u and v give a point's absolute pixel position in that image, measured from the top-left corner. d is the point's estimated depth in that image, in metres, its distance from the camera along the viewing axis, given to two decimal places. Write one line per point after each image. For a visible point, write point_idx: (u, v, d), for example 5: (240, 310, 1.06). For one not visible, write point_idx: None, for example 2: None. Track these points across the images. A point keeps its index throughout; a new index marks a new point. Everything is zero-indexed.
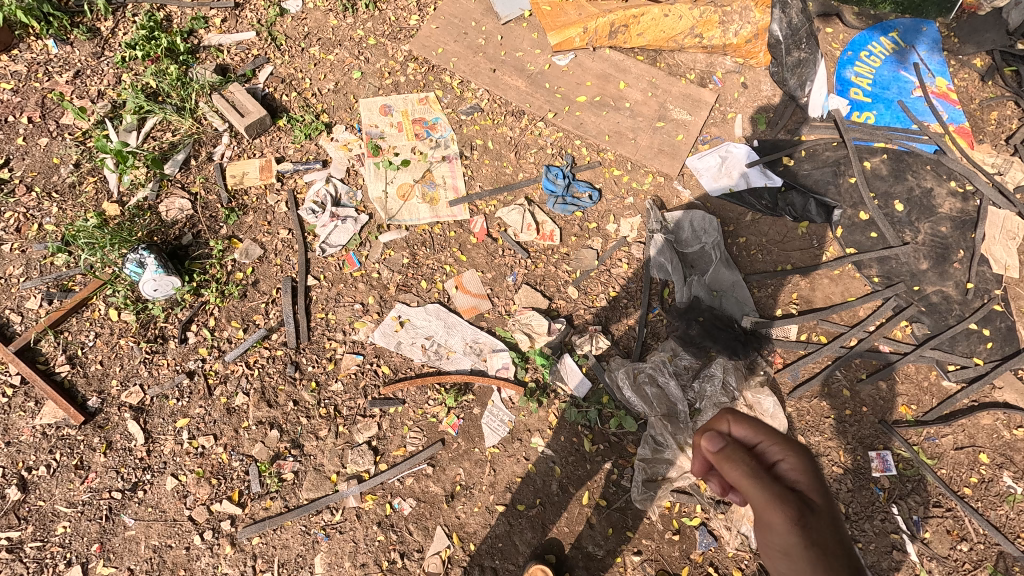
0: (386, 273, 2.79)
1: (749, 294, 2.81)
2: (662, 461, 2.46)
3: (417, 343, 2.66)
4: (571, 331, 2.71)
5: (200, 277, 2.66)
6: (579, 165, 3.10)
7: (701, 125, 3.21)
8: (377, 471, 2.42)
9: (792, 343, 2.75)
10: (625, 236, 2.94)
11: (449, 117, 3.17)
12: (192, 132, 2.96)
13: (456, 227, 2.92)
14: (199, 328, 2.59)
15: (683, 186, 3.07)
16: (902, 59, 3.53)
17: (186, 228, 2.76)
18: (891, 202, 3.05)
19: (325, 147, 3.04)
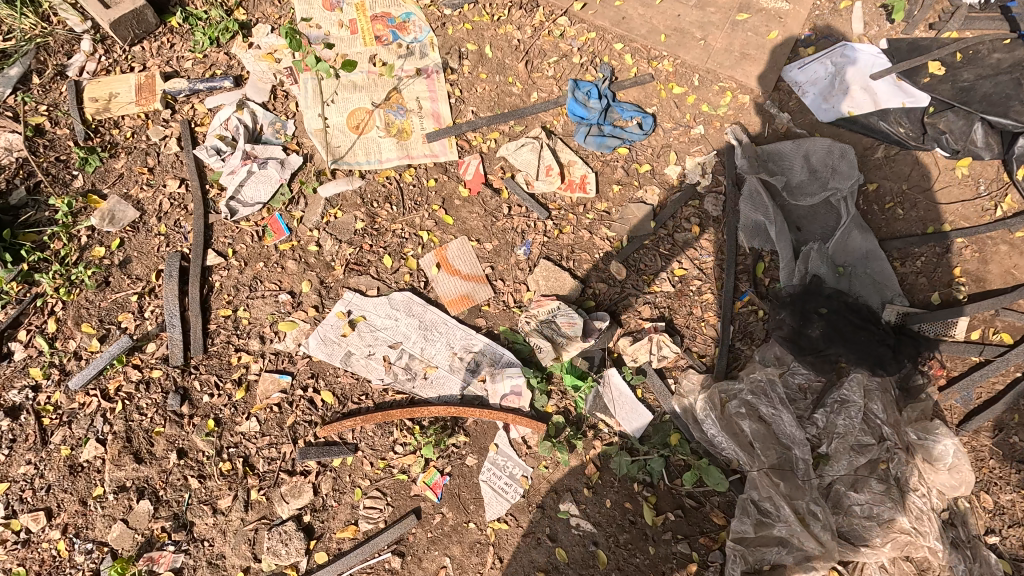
0: (330, 246, 1.81)
1: (892, 271, 1.78)
2: (773, 543, 1.52)
3: (376, 355, 1.71)
4: (618, 331, 1.75)
5: (35, 256, 1.70)
6: (620, 81, 2.07)
7: (808, 15, 2.12)
8: (313, 566, 1.52)
9: (961, 347, 1.76)
10: (694, 184, 1.94)
11: (426, 10, 2.10)
12: (31, 33, 1.93)
13: (438, 173, 1.92)
14: (33, 336, 1.65)
15: (777, 109, 2.04)
16: None
17: (17, 179, 1.78)
18: None
19: (241, 57, 2.01)
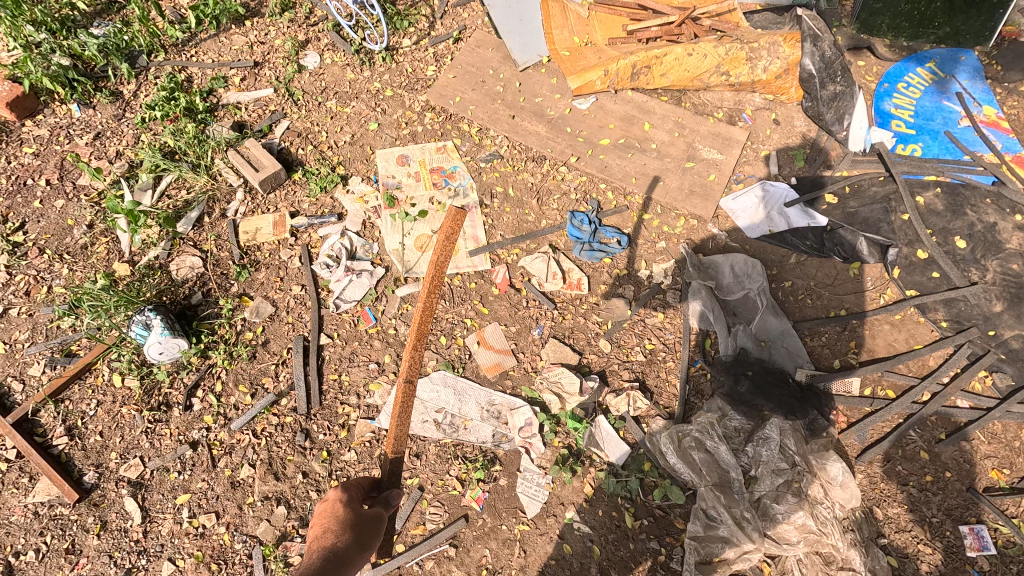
0: (404, 330, 2.60)
1: (800, 343, 2.53)
2: (717, 540, 2.13)
3: (428, 419, 2.40)
4: (606, 389, 2.47)
5: (208, 338, 2.51)
6: (605, 210, 2.93)
7: (734, 164, 3.05)
8: (394, 553, 2.17)
9: (856, 400, 2.45)
10: (659, 282, 2.72)
11: (468, 165, 3.05)
12: (206, 189, 2.89)
13: (476, 277, 2.74)
14: (205, 393, 2.42)
15: (718, 229, 2.88)
16: (943, 90, 3.36)
17: (196, 287, 2.65)
18: (952, 239, 2.78)
19: (340, 199, 2.93)
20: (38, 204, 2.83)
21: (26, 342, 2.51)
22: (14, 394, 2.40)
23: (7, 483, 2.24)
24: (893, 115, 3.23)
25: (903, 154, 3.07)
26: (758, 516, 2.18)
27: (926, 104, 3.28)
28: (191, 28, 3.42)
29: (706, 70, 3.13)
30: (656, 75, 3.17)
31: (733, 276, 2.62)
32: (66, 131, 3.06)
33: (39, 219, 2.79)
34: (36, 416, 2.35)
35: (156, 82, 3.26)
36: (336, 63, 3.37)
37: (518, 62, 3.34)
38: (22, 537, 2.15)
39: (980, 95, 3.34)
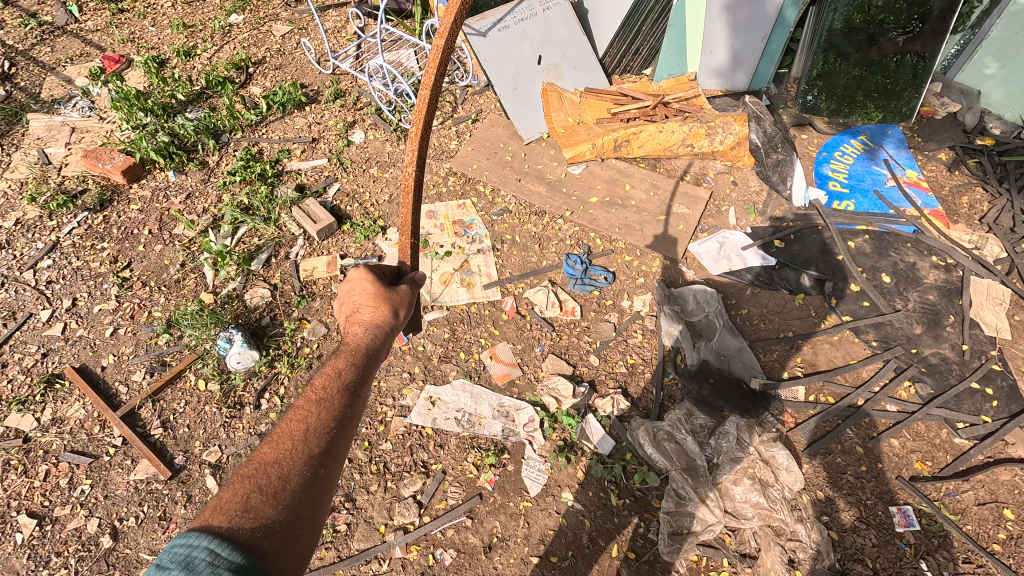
0: (430, 346, 3.21)
1: (754, 357, 3.13)
2: (686, 514, 2.59)
3: (450, 417, 2.95)
4: (594, 394, 3.04)
5: (275, 351, 3.14)
6: (594, 253, 3.60)
7: (699, 217, 3.76)
8: (422, 523, 2.66)
9: (801, 403, 2.99)
10: (639, 310, 3.35)
11: (483, 218, 3.77)
12: (275, 236, 3.61)
13: (489, 306, 3.38)
14: (272, 395, 3.03)
15: (687, 268, 3.54)
16: (872, 157, 4.10)
17: (265, 312, 3.30)
18: (879, 275, 3.44)
19: (380, 245, 3.64)
20: (141, 248, 3.55)
21: (131, 354, 3.14)
22: (120, 395, 3.00)
23: (114, 464, 2.80)
24: (831, 177, 3.95)
25: (839, 208, 3.77)
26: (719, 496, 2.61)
27: (858, 168, 4.01)
28: (263, 112, 4.27)
29: (674, 143, 3.96)
30: (635, 147, 3.97)
31: (696, 302, 3.31)
32: (164, 192, 3.83)
33: (142, 259, 3.50)
34: (138, 412, 2.95)
35: (235, 153, 4.05)
36: (378, 139, 4.19)
37: (524, 137, 4.17)
38: (124, 506, 2.68)
39: (904, 161, 4.07)
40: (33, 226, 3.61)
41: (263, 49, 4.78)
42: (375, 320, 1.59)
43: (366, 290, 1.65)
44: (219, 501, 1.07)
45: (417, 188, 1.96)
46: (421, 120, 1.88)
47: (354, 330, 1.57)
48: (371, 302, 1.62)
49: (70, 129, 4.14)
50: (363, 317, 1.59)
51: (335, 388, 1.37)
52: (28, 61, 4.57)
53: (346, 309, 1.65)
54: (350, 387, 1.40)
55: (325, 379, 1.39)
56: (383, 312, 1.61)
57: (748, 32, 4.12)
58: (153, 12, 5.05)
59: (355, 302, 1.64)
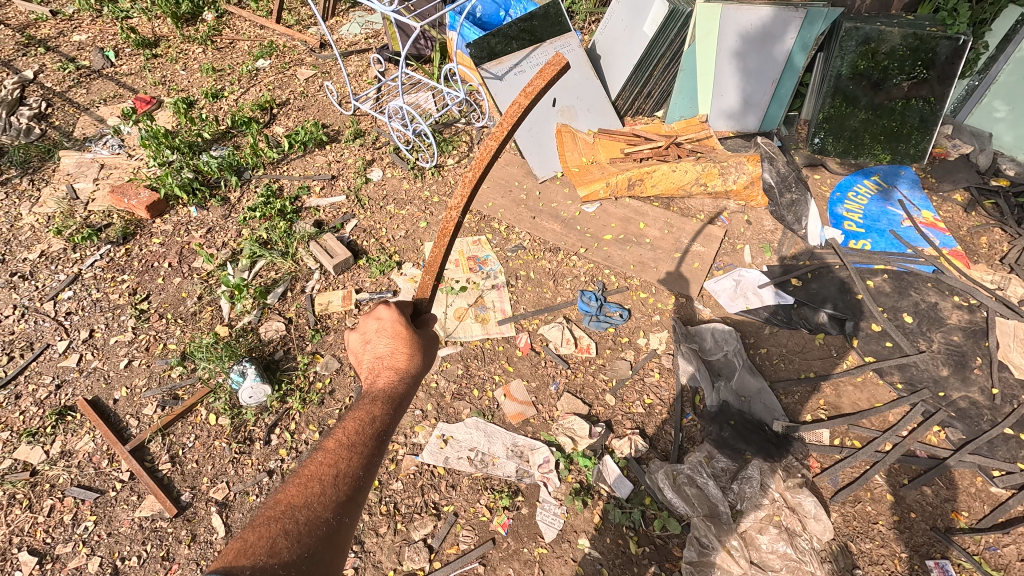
0: (443, 383, 3.16)
1: (775, 399, 3.05)
2: (710, 564, 2.45)
3: (463, 456, 2.88)
4: (611, 434, 2.96)
5: (287, 386, 3.12)
6: (609, 290, 3.59)
7: (714, 255, 3.76)
8: (431, 569, 2.55)
9: (826, 447, 2.88)
10: (655, 348, 3.31)
11: (498, 254, 3.79)
12: (291, 270, 3.65)
13: (503, 341, 3.35)
14: (282, 431, 2.99)
15: (703, 305, 3.51)
16: (887, 197, 4.11)
17: (279, 345, 3.30)
18: (901, 314, 3.39)
19: (395, 279, 3.66)
20: (160, 281, 3.59)
21: (143, 387, 3.12)
22: (130, 428, 2.98)
23: (120, 500, 2.74)
24: (846, 217, 3.96)
25: (856, 247, 3.75)
26: (745, 545, 2.48)
27: (873, 208, 4.01)
28: (285, 150, 4.40)
29: (688, 183, 4.01)
30: (648, 186, 4.02)
31: (714, 341, 3.27)
32: (186, 226, 3.91)
33: (160, 291, 3.54)
34: (147, 446, 2.91)
35: (256, 189, 4.14)
36: (396, 177, 4.29)
37: (538, 176, 4.23)
38: (126, 545, 2.61)
39: (919, 201, 4.07)
40: (56, 258, 3.68)
41: (287, 91, 4.97)
42: (407, 366, 1.58)
43: (399, 334, 1.62)
44: (243, 543, 1.09)
45: (454, 231, 1.82)
46: (479, 171, 1.79)
47: (384, 374, 1.56)
48: (404, 347, 1.61)
49: (99, 166, 4.28)
50: (393, 362, 1.58)
51: (366, 435, 1.38)
52: (64, 102, 4.78)
53: (374, 348, 1.62)
54: (379, 435, 1.40)
55: (358, 422, 1.40)
56: (414, 359, 1.61)
57: (757, 77, 4.25)
58: (184, 57, 5.30)
59: (384, 343, 1.62)
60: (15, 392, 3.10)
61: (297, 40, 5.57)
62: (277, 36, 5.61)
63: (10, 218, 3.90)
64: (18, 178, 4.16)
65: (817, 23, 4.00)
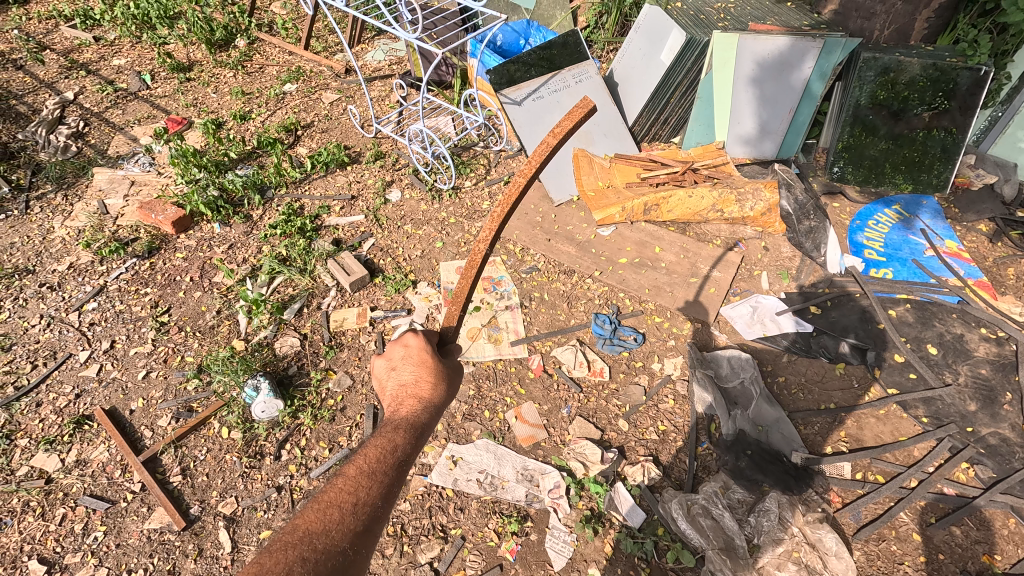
0: (454, 403, 3.14)
1: (794, 430, 2.97)
2: None
3: (472, 478, 2.84)
4: (624, 461, 2.90)
5: (299, 402, 3.13)
6: (623, 314, 3.57)
7: (730, 281, 3.72)
8: None
9: (848, 481, 2.78)
10: (669, 373, 3.26)
11: (512, 275, 3.79)
12: (309, 287, 3.70)
13: (516, 363, 3.33)
14: (292, 446, 2.99)
15: (719, 331, 3.47)
16: (908, 226, 4.04)
17: (293, 361, 3.33)
18: (925, 346, 3.30)
19: (410, 298, 3.69)
20: (181, 294, 3.67)
21: (159, 399, 3.16)
22: (144, 439, 3.00)
23: (130, 511, 2.75)
24: (866, 245, 3.90)
25: (877, 276, 3.69)
26: None
27: (894, 237, 3.95)
28: (307, 170, 4.51)
29: (704, 208, 4.01)
30: (664, 211, 4.02)
31: (730, 367, 3.21)
32: (209, 242, 4.00)
33: (180, 305, 3.61)
34: (159, 457, 2.93)
35: (278, 208, 4.24)
36: (414, 198, 4.36)
37: (554, 199, 4.27)
38: (134, 557, 2.60)
39: (942, 231, 4.00)
40: (83, 270, 3.80)
41: (312, 114, 5.13)
42: (430, 395, 1.59)
43: (422, 363, 1.64)
44: (260, 568, 1.09)
45: (482, 263, 1.77)
46: (508, 205, 1.78)
47: (407, 402, 1.56)
48: (428, 376, 1.62)
49: (130, 182, 4.43)
50: (417, 390, 1.59)
51: (386, 464, 1.38)
52: (100, 122, 4.99)
53: (399, 375, 1.63)
54: (400, 465, 1.40)
55: (379, 450, 1.41)
56: (438, 389, 1.62)
57: (774, 105, 4.30)
58: (216, 80, 5.52)
59: (409, 371, 1.63)
60: (36, 400, 3.16)
61: (324, 65, 5.76)
62: (305, 62, 5.82)
63: (43, 230, 4.04)
64: (53, 193, 4.33)
65: (834, 52, 4.08)
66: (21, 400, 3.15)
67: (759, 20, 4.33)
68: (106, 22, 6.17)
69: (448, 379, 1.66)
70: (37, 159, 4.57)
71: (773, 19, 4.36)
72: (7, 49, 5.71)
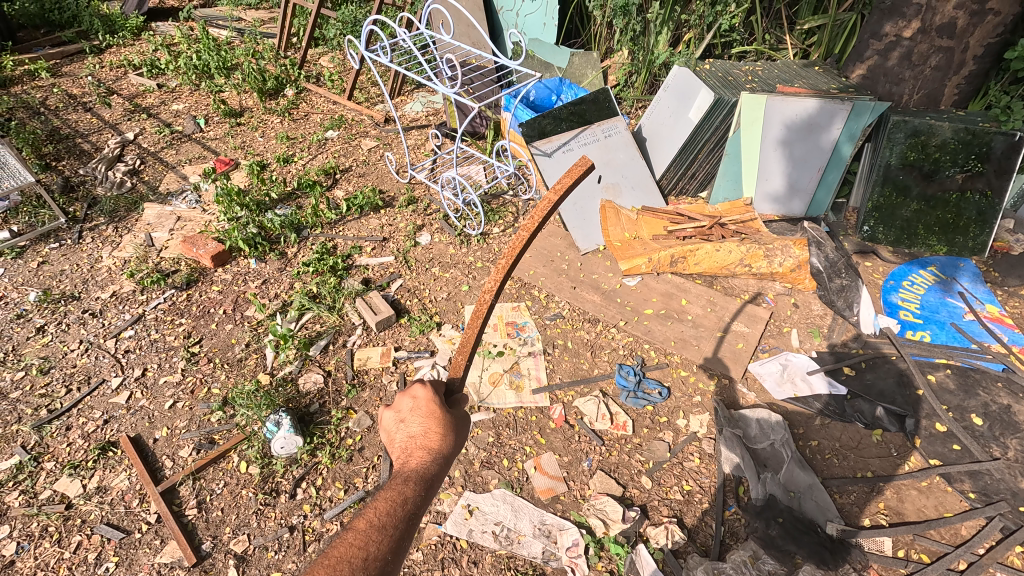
0: (473, 450, 3.09)
1: (829, 498, 2.82)
2: None
3: (487, 529, 2.75)
4: (646, 521, 2.77)
5: (318, 439, 3.14)
6: (648, 365, 3.51)
7: (759, 337, 3.65)
8: None
9: (889, 559, 2.60)
10: (695, 431, 3.16)
11: (536, 321, 3.80)
12: (336, 324, 3.77)
13: (537, 412, 3.27)
14: (308, 485, 2.96)
15: (747, 389, 3.38)
16: (946, 288, 3.93)
17: (315, 398, 3.35)
18: (968, 415, 3.14)
19: (434, 340, 3.71)
20: (214, 326, 3.78)
21: (183, 429, 3.20)
22: (164, 469, 3.02)
23: (143, 543, 2.74)
24: (901, 306, 3.80)
25: (913, 338, 3.57)
26: None
27: (931, 299, 3.85)
28: (343, 212, 4.68)
29: (732, 262, 3.99)
30: (691, 263, 4.02)
31: (759, 428, 3.10)
32: (244, 276, 4.14)
33: (212, 336, 3.71)
34: (177, 489, 2.94)
35: (312, 246, 4.38)
36: (442, 242, 4.47)
37: (581, 247, 4.32)
38: None
39: (982, 295, 3.87)
40: (125, 299, 3.96)
41: (350, 159, 5.38)
42: (439, 446, 1.58)
43: (429, 414, 1.64)
44: None
45: (488, 313, 1.78)
46: (513, 257, 1.78)
47: (416, 454, 1.55)
48: (436, 427, 1.61)
49: (176, 218, 4.66)
50: (426, 441, 1.58)
51: (396, 517, 1.37)
52: (155, 160, 5.33)
53: (407, 427, 1.63)
54: (410, 517, 1.39)
55: (388, 503, 1.40)
56: (447, 439, 1.60)
57: (803, 164, 4.34)
58: (264, 126, 5.87)
59: (417, 423, 1.63)
60: (67, 423, 3.23)
61: (365, 115, 6.08)
62: (347, 111, 6.15)
63: (91, 260, 4.26)
64: (105, 224, 4.59)
65: (863, 115, 4.14)
66: (52, 423, 3.23)
67: (787, 83, 4.44)
68: (170, 71, 6.70)
69: (456, 427, 1.66)
70: (94, 194, 4.88)
71: (800, 82, 4.46)
72: (79, 93, 6.22)
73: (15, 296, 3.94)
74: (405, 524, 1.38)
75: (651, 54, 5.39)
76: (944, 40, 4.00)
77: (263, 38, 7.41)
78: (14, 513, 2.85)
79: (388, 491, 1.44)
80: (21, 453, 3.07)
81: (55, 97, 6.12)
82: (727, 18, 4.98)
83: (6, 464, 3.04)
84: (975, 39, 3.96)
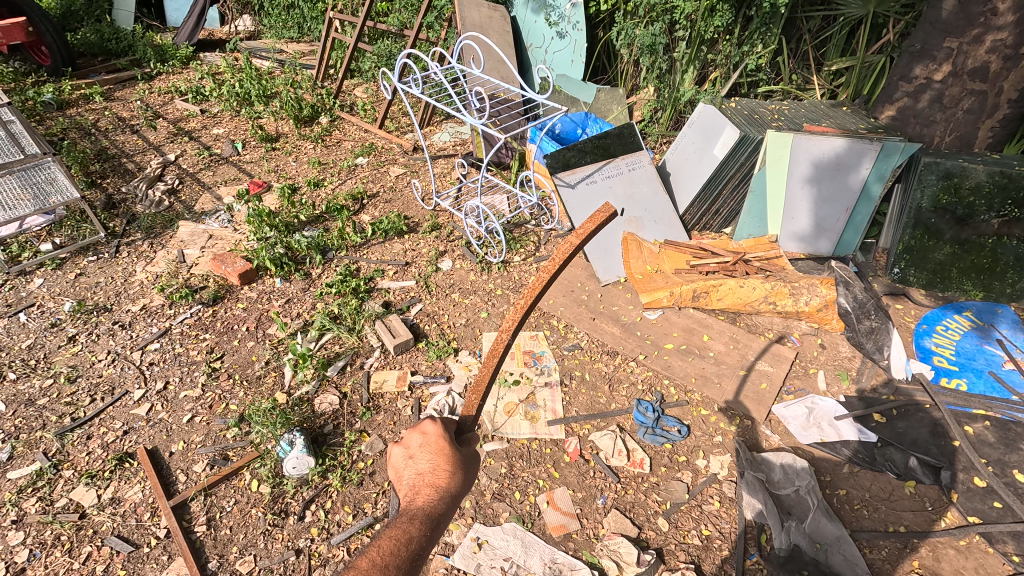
0: (485, 480, 3.02)
1: (858, 552, 2.66)
2: None
3: (496, 565, 2.66)
4: (662, 566, 2.65)
5: (330, 461, 3.12)
6: (667, 402, 3.43)
7: (783, 377, 3.55)
8: None
9: None
10: (715, 472, 3.05)
11: (554, 350, 3.76)
12: (354, 345, 3.79)
13: (552, 444, 3.21)
14: (317, 508, 2.93)
15: (771, 430, 3.27)
16: (983, 334, 3.77)
17: (330, 419, 3.35)
18: (1010, 470, 2.96)
19: (450, 365, 3.70)
20: (236, 343, 3.83)
21: (199, 444, 3.22)
22: (177, 483, 3.03)
23: (151, 558, 2.74)
24: (935, 351, 3.66)
25: (948, 386, 3.43)
26: None
27: (967, 345, 3.69)
28: (368, 235, 4.77)
29: (755, 299, 3.94)
30: (713, 298, 3.98)
31: (783, 473, 2.98)
32: (268, 295, 4.22)
33: (233, 352, 3.76)
34: (188, 504, 2.93)
35: (335, 268, 4.46)
36: (464, 269, 4.50)
37: (601, 278, 4.30)
38: None
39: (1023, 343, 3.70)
40: (154, 312, 4.07)
41: (378, 185, 5.52)
42: (447, 485, 1.55)
43: (438, 452, 1.61)
44: None
45: (504, 353, 1.73)
46: (533, 298, 1.75)
47: (423, 491, 1.53)
48: (445, 464, 1.59)
49: (208, 236, 4.81)
50: (434, 479, 1.55)
51: (399, 557, 1.37)
52: (193, 181, 5.55)
53: (416, 464, 1.60)
54: (413, 558, 1.39)
55: (392, 542, 1.40)
56: (455, 478, 1.58)
57: (830, 203, 4.29)
58: (297, 151, 6.08)
59: (426, 460, 1.60)
60: (88, 432, 3.29)
61: (394, 143, 6.27)
62: (377, 139, 6.35)
63: (125, 274, 4.40)
64: (141, 240, 4.76)
65: (892, 156, 4.10)
66: (74, 431, 3.29)
67: (814, 122, 4.45)
68: (214, 98, 7.05)
69: (466, 465, 1.64)
70: (134, 211, 5.09)
71: (827, 122, 4.47)
72: (129, 116, 6.58)
73: (51, 305, 4.09)
74: (406, 563, 1.37)
75: (677, 91, 5.48)
76: (976, 84, 3.97)
77: (302, 69, 7.77)
78: (29, 520, 2.88)
79: (392, 531, 1.43)
80: (42, 460, 3.12)
81: (106, 119, 6.48)
82: (753, 58, 5.09)
83: (27, 470, 3.09)
84: (1009, 83, 3.92)
